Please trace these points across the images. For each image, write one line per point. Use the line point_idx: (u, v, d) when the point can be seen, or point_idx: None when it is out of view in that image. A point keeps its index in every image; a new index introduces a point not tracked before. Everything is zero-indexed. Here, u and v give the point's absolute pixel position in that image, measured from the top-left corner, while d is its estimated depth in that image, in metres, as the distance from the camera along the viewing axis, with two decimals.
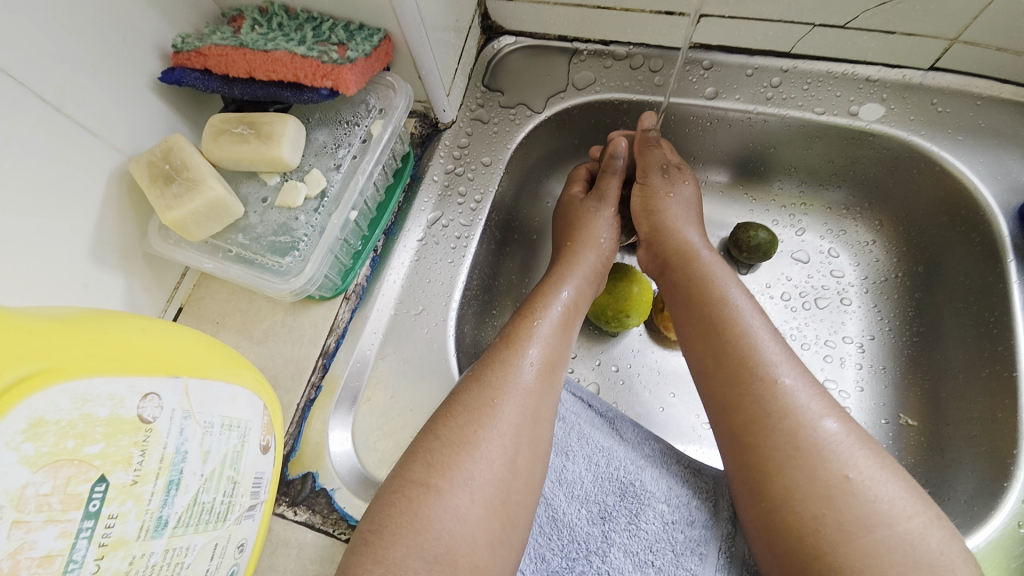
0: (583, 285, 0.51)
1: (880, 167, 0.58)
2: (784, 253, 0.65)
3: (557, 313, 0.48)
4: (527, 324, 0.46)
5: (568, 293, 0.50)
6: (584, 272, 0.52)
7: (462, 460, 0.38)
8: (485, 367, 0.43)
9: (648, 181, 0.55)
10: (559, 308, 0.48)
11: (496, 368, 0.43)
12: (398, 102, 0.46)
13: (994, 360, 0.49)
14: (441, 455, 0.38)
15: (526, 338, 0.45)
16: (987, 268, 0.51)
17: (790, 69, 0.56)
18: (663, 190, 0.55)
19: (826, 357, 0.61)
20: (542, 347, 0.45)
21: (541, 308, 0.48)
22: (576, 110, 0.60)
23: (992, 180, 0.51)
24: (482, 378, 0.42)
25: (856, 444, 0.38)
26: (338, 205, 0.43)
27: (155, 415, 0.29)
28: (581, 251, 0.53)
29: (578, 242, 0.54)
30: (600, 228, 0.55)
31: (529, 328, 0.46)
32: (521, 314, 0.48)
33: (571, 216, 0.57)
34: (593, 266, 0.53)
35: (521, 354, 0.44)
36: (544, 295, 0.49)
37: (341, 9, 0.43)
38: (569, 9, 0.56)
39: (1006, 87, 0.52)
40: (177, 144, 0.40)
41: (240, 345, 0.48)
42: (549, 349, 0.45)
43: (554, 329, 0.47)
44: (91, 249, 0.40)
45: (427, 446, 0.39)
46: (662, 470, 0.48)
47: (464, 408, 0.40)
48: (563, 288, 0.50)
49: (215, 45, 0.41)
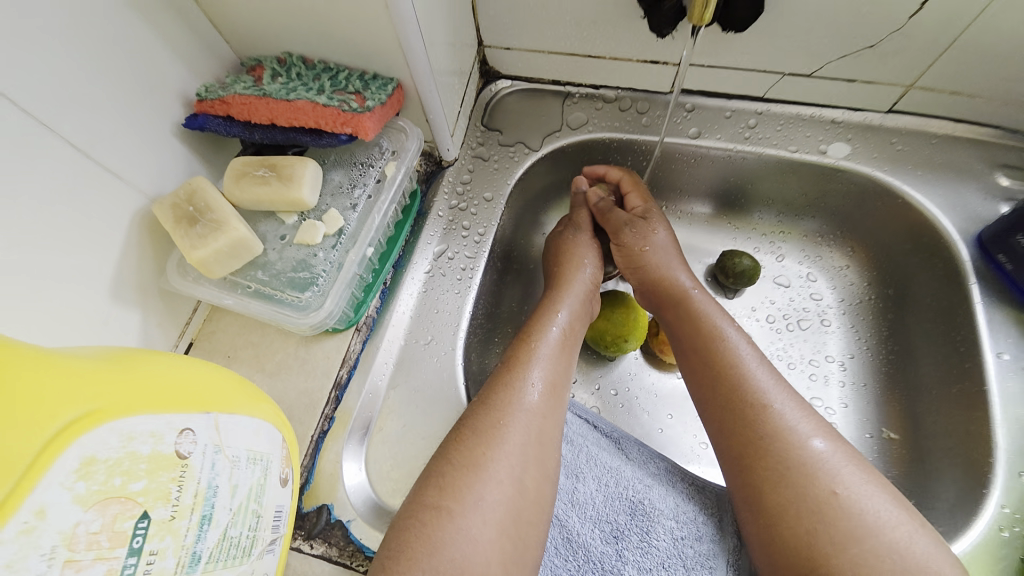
0: (577, 305, 0.54)
1: (851, 200, 0.63)
2: (767, 278, 0.69)
3: (553, 334, 0.50)
4: (526, 347, 0.48)
5: (563, 315, 0.52)
6: (577, 293, 0.55)
7: (472, 482, 0.40)
8: (490, 392, 0.45)
9: (622, 242, 0.58)
10: (556, 330, 0.51)
11: (500, 392, 0.45)
12: (410, 145, 0.50)
13: (963, 376, 0.54)
14: (453, 479, 0.40)
15: (527, 362, 0.47)
16: (951, 292, 0.56)
17: (764, 111, 0.61)
18: (637, 246, 0.57)
19: (811, 376, 0.64)
20: (544, 369, 0.47)
21: (539, 331, 0.50)
22: (570, 147, 0.64)
23: (951, 210, 0.57)
24: (488, 402, 0.44)
25: (843, 462, 0.40)
26: (354, 242, 0.45)
27: (189, 451, 0.31)
28: (570, 274, 0.56)
29: (565, 265, 0.57)
30: (583, 251, 0.58)
31: (530, 351, 0.48)
32: (520, 338, 0.50)
33: (558, 249, 0.60)
34: (586, 286, 0.56)
35: (524, 377, 0.46)
36: (540, 319, 0.52)
37: (357, 61, 0.47)
38: (563, 57, 0.61)
39: (960, 125, 0.58)
40: (200, 186, 0.42)
41: (253, 377, 0.49)
42: (551, 371, 0.47)
43: (553, 351, 0.49)
44: (111, 287, 0.41)
45: (439, 470, 0.41)
46: (669, 487, 0.50)
47: (473, 432, 0.42)
48: (558, 311, 0.52)
49: (238, 94, 0.44)
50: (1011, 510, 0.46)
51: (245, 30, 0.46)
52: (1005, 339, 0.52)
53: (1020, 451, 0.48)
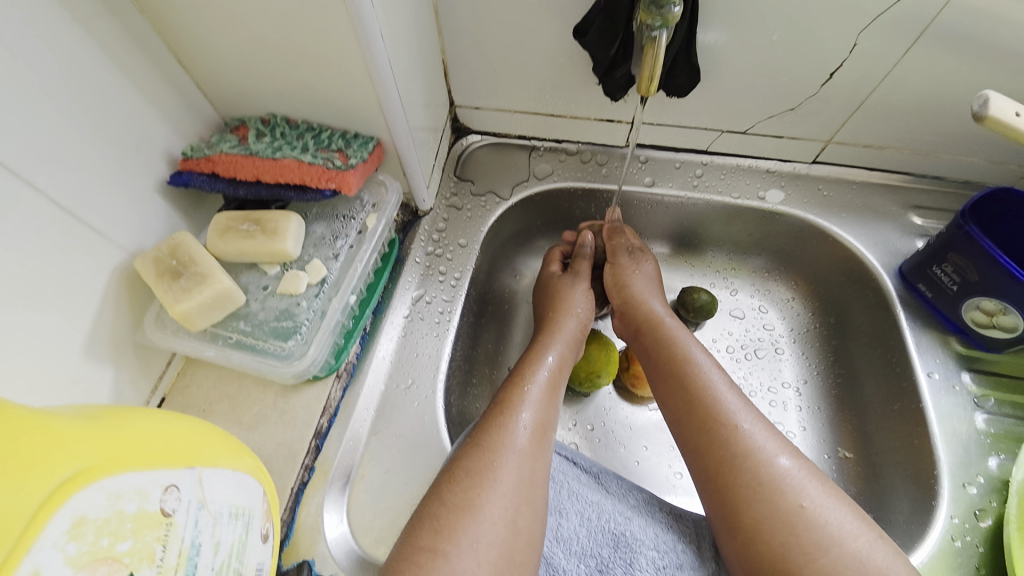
0: (566, 350, 0.56)
1: (790, 239, 0.70)
2: (723, 311, 0.74)
3: (543, 376, 0.52)
4: (518, 390, 0.50)
5: (552, 359, 0.54)
6: (566, 338, 0.57)
7: (467, 524, 0.40)
8: (482, 433, 0.46)
9: (617, 262, 0.63)
10: (546, 372, 0.53)
11: (492, 433, 0.46)
12: (390, 198, 0.53)
13: (902, 394, 0.59)
14: (447, 521, 0.40)
15: (517, 404, 0.48)
16: (883, 318, 0.63)
17: (709, 162, 0.69)
18: (631, 269, 0.62)
19: (771, 401, 0.69)
20: (534, 411, 0.49)
21: (529, 373, 0.52)
22: (538, 196, 0.69)
23: (875, 246, 0.64)
24: (480, 443, 0.45)
25: (807, 477, 0.43)
26: (337, 290, 0.47)
27: (174, 508, 0.30)
28: (562, 320, 0.59)
29: (558, 312, 0.60)
30: (577, 298, 0.61)
31: (520, 394, 0.50)
32: (512, 381, 0.52)
33: (550, 288, 0.64)
34: (573, 333, 0.58)
35: (515, 418, 0.47)
36: (530, 361, 0.54)
37: (339, 121, 0.50)
38: (528, 116, 0.67)
39: (873, 173, 0.67)
40: (184, 241, 0.42)
41: (229, 431, 0.48)
42: (540, 413, 0.49)
43: (542, 393, 0.51)
44: (86, 345, 0.40)
45: (433, 512, 0.41)
46: (648, 518, 0.51)
47: (467, 472, 0.43)
48: (547, 353, 0.55)
49: (225, 153, 0.46)
50: (960, 520, 0.50)
51: (230, 94, 0.49)
52: (934, 360, 0.58)
53: (961, 463, 0.53)
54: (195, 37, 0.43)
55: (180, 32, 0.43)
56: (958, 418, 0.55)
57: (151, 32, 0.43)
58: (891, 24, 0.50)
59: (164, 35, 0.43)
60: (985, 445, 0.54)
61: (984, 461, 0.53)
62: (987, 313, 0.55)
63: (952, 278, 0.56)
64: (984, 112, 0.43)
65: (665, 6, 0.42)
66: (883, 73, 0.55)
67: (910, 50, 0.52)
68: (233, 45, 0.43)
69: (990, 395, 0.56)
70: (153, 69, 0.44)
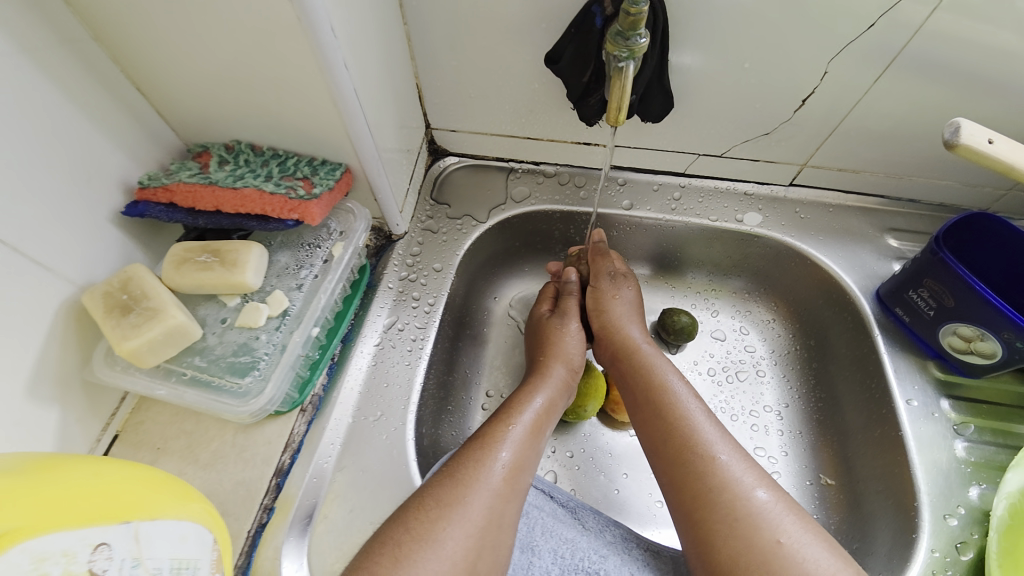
0: (555, 395, 0.54)
1: (768, 261, 0.70)
2: (704, 333, 0.74)
3: (528, 417, 0.50)
4: (502, 427, 0.48)
5: (540, 399, 0.53)
6: (555, 381, 0.55)
7: (426, 556, 0.39)
8: (459, 464, 0.45)
9: (598, 285, 0.61)
10: (532, 413, 0.51)
11: (468, 466, 0.45)
12: (358, 226, 0.52)
13: (883, 421, 0.58)
14: (409, 550, 0.39)
15: (498, 441, 0.47)
16: (861, 341, 0.62)
17: (687, 185, 0.68)
18: (610, 293, 0.61)
19: (752, 426, 0.68)
20: (514, 449, 0.47)
21: (515, 411, 0.50)
22: (516, 219, 0.68)
23: (852, 270, 0.64)
24: (456, 474, 0.44)
25: (784, 511, 0.42)
26: (299, 322, 0.45)
27: (106, 568, 0.28)
28: (551, 363, 0.57)
29: (549, 355, 0.58)
30: (568, 342, 0.59)
31: (503, 430, 0.48)
32: (496, 417, 0.50)
33: (541, 332, 0.61)
34: (563, 379, 0.56)
35: (493, 455, 0.46)
36: (519, 401, 0.52)
37: (306, 148, 0.49)
38: (505, 139, 0.66)
39: (849, 196, 0.67)
40: (136, 273, 0.41)
41: (184, 471, 0.45)
42: (521, 452, 0.47)
43: (527, 433, 0.49)
44: (28, 385, 0.38)
45: (395, 538, 0.40)
46: (624, 556, 0.50)
47: (435, 501, 0.41)
48: (536, 394, 0.53)
49: (184, 182, 0.45)
50: (942, 554, 0.49)
51: (193, 120, 0.48)
52: (913, 386, 0.58)
53: (941, 494, 0.52)
54: (153, 65, 0.42)
55: (138, 60, 0.42)
56: (938, 447, 0.54)
57: (107, 59, 0.41)
58: (861, 51, 0.50)
59: (121, 63, 0.42)
60: (965, 474, 0.53)
61: (964, 491, 0.52)
62: (964, 338, 0.54)
63: (928, 303, 0.55)
64: (955, 140, 0.43)
65: (631, 38, 0.42)
66: (855, 99, 0.55)
67: (881, 77, 0.52)
68: (194, 73, 0.42)
69: (970, 422, 0.56)
70: (109, 96, 0.43)
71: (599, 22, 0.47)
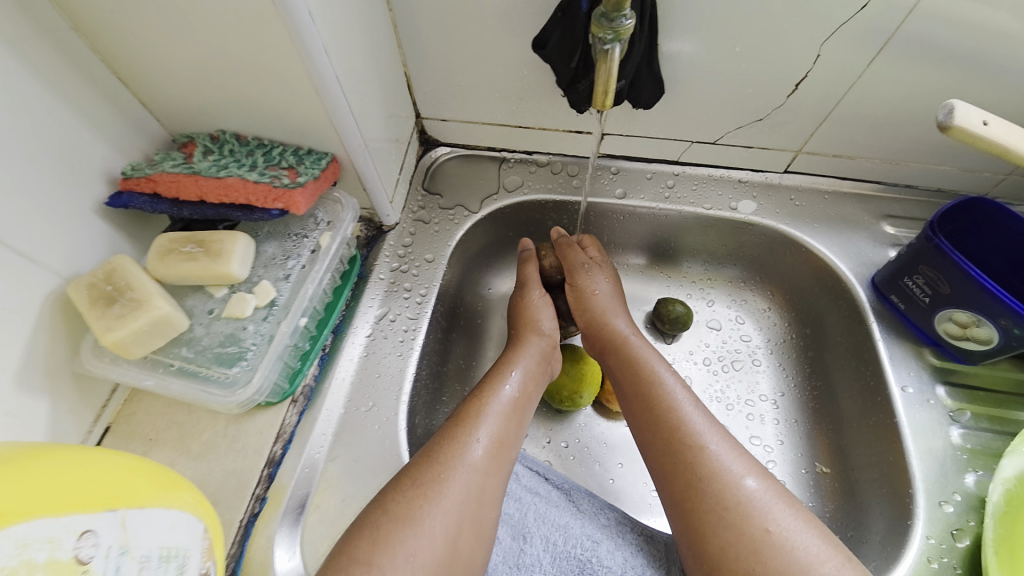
0: (532, 365, 0.54)
1: (763, 249, 0.69)
2: (700, 322, 0.73)
3: (506, 394, 0.50)
4: (476, 405, 0.48)
5: (517, 375, 0.52)
6: (533, 354, 0.55)
7: (405, 537, 0.39)
8: (437, 444, 0.45)
9: (575, 281, 0.61)
10: (508, 390, 0.51)
11: (445, 446, 0.45)
12: (345, 215, 0.51)
13: (878, 409, 0.58)
14: (387, 532, 0.39)
15: (475, 419, 0.47)
16: (856, 329, 0.62)
17: (680, 173, 0.68)
18: (590, 288, 0.60)
19: (748, 416, 0.67)
20: (491, 427, 0.47)
21: (491, 388, 0.50)
22: (508, 209, 0.68)
23: (847, 257, 0.63)
24: (433, 454, 0.44)
25: (774, 499, 0.42)
26: (287, 312, 0.45)
27: (91, 555, 0.28)
28: (526, 336, 0.57)
29: (522, 326, 0.58)
30: (539, 311, 0.60)
31: (480, 409, 0.48)
32: (472, 395, 0.50)
33: (513, 306, 0.61)
34: (542, 347, 0.57)
35: (471, 433, 0.46)
36: (494, 378, 0.52)
37: (292, 137, 0.48)
38: (495, 128, 0.66)
39: (845, 183, 0.66)
40: (121, 264, 0.41)
41: (176, 461, 0.46)
42: (499, 428, 0.47)
43: (505, 410, 0.49)
44: (16, 376, 0.38)
45: (373, 521, 0.40)
46: (618, 540, 0.50)
47: (412, 483, 0.42)
48: (511, 368, 0.53)
49: (167, 172, 0.45)
50: (937, 540, 0.49)
51: (177, 111, 0.47)
52: (908, 373, 0.57)
53: (937, 481, 0.52)
54: (133, 54, 0.42)
55: (117, 49, 0.41)
56: (934, 433, 0.54)
57: (87, 49, 0.41)
58: (854, 33, 0.49)
59: (101, 53, 0.42)
60: (961, 461, 0.53)
61: (960, 478, 0.52)
62: (959, 324, 0.54)
63: (923, 290, 0.55)
64: (949, 121, 0.42)
65: (616, 19, 0.41)
66: (849, 82, 0.54)
67: (875, 60, 0.51)
68: (174, 61, 0.42)
69: (966, 409, 0.55)
70: (90, 86, 0.42)
71: (585, 5, 0.46)
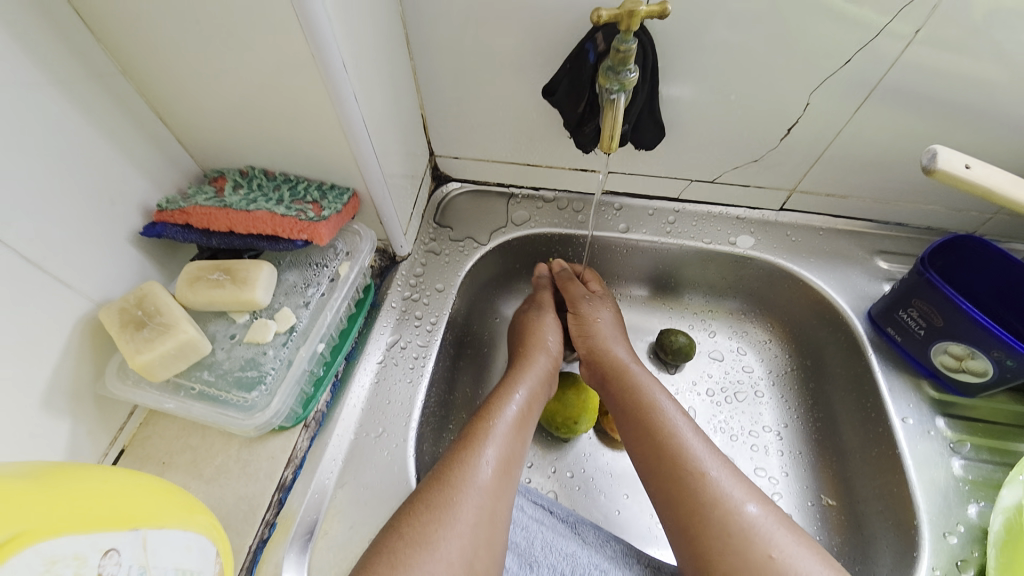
0: (536, 386, 0.56)
1: (762, 282, 0.72)
2: (702, 353, 0.75)
3: (511, 412, 0.51)
4: (484, 425, 0.49)
5: (522, 394, 0.54)
6: (537, 373, 0.57)
7: (423, 561, 0.39)
8: (445, 467, 0.46)
9: (579, 311, 0.63)
10: (514, 409, 0.52)
11: (454, 468, 0.45)
12: (363, 246, 0.54)
13: (879, 440, 0.59)
14: (404, 556, 0.39)
15: (482, 439, 0.48)
16: (855, 361, 0.63)
17: (680, 209, 0.71)
18: (592, 317, 0.63)
19: (752, 447, 0.68)
20: (498, 447, 0.48)
21: (497, 408, 0.51)
22: (516, 241, 0.71)
23: (844, 291, 0.66)
24: (442, 477, 0.45)
25: (776, 525, 0.42)
26: (305, 338, 0.48)
27: (113, 574, 0.29)
28: (533, 355, 0.59)
29: (529, 346, 0.60)
30: (546, 332, 0.62)
31: (486, 429, 0.49)
32: (479, 415, 0.51)
33: (519, 325, 0.64)
34: (546, 368, 0.58)
35: (478, 454, 0.46)
36: (499, 398, 0.53)
37: (316, 173, 0.52)
38: (504, 165, 0.69)
39: (838, 220, 0.70)
40: (151, 290, 0.44)
41: (188, 485, 0.46)
42: (505, 449, 0.48)
43: (510, 429, 0.50)
44: (43, 397, 0.40)
45: (390, 545, 0.40)
46: (625, 570, 0.50)
47: (426, 506, 0.42)
48: (516, 389, 0.54)
49: (200, 205, 0.48)
50: (943, 572, 0.49)
51: (209, 148, 0.51)
52: (908, 405, 0.58)
53: (941, 512, 0.52)
54: (175, 96, 0.45)
55: (161, 92, 0.45)
56: (934, 465, 0.55)
57: (133, 91, 0.45)
58: (840, 83, 0.53)
59: (146, 95, 0.45)
60: (964, 492, 0.53)
61: (963, 510, 0.52)
62: (955, 357, 0.55)
63: (918, 323, 0.57)
64: (932, 165, 0.45)
65: (622, 72, 0.45)
66: (838, 127, 0.58)
67: (861, 107, 0.55)
68: (213, 104, 0.45)
69: (966, 440, 0.56)
70: (134, 125, 0.46)
71: (592, 58, 0.50)
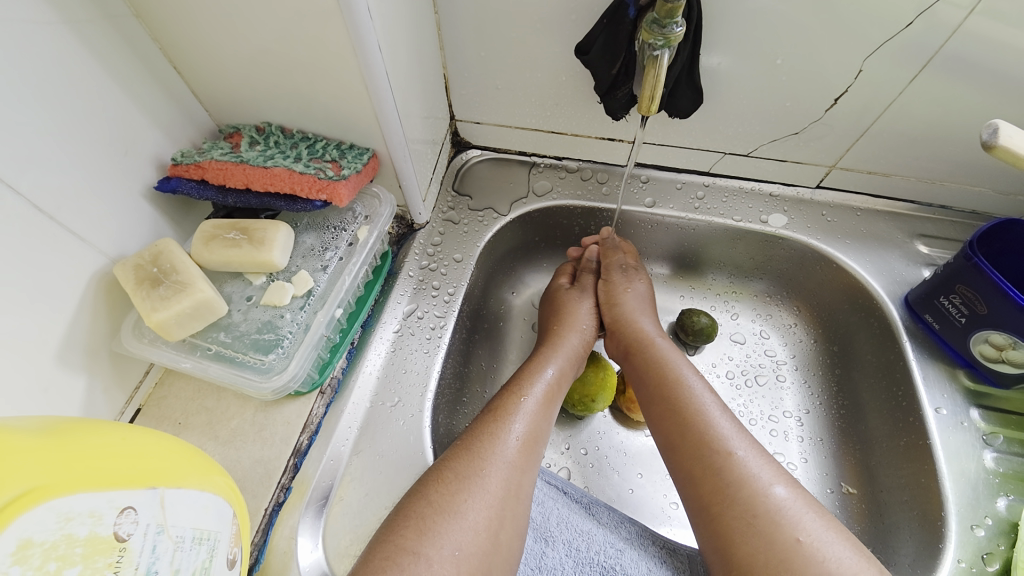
0: (566, 365, 0.55)
1: (792, 263, 0.69)
2: (723, 335, 0.73)
3: (540, 389, 0.50)
4: (513, 399, 0.49)
5: (552, 371, 0.53)
6: (567, 352, 0.56)
7: (449, 528, 0.39)
8: (472, 438, 0.45)
9: (609, 278, 0.62)
10: (543, 385, 0.51)
11: (483, 439, 0.45)
12: (382, 210, 0.53)
13: (909, 430, 0.57)
14: (432, 523, 0.39)
15: (510, 413, 0.47)
16: (888, 348, 0.61)
17: (711, 184, 0.68)
18: (622, 286, 0.61)
19: (772, 431, 0.66)
20: (526, 422, 0.47)
21: (526, 384, 0.50)
22: (536, 213, 0.68)
23: (879, 276, 0.63)
24: (470, 447, 0.44)
25: (804, 508, 0.41)
26: (323, 302, 0.47)
27: (130, 532, 0.29)
28: (564, 334, 0.58)
29: (562, 326, 0.59)
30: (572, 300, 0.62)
31: (514, 403, 0.48)
32: (507, 389, 0.50)
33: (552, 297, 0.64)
34: (576, 348, 0.57)
35: (507, 428, 0.46)
36: (528, 372, 0.52)
37: (334, 132, 0.50)
38: (528, 133, 0.66)
39: (878, 201, 0.66)
40: (167, 248, 0.43)
41: (204, 446, 0.46)
42: (532, 425, 0.47)
43: (538, 405, 0.49)
44: (59, 352, 0.39)
45: (417, 511, 0.40)
46: (640, 551, 0.49)
47: (455, 475, 0.42)
48: (546, 366, 0.53)
49: (216, 160, 0.46)
50: (967, 564, 0.48)
51: (226, 101, 0.48)
52: (942, 395, 0.56)
53: (969, 503, 0.50)
54: (189, 44, 0.43)
55: (174, 36, 0.42)
56: (966, 456, 0.53)
57: (146, 37, 0.42)
58: (898, 50, 0.49)
59: (159, 41, 0.43)
60: (993, 485, 0.51)
61: (991, 502, 0.50)
62: (995, 347, 0.53)
63: (959, 310, 0.54)
64: (993, 141, 0.41)
65: (668, 26, 0.41)
66: (890, 98, 0.53)
67: (916, 77, 0.51)
68: (230, 52, 0.43)
69: (999, 432, 0.54)
70: (146, 72, 0.43)
71: (632, 13, 0.46)
